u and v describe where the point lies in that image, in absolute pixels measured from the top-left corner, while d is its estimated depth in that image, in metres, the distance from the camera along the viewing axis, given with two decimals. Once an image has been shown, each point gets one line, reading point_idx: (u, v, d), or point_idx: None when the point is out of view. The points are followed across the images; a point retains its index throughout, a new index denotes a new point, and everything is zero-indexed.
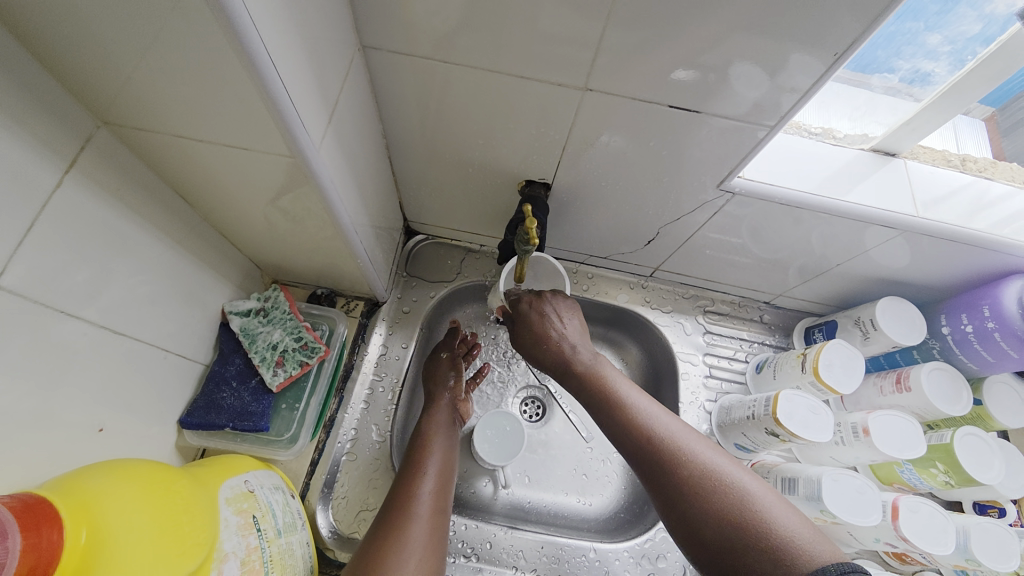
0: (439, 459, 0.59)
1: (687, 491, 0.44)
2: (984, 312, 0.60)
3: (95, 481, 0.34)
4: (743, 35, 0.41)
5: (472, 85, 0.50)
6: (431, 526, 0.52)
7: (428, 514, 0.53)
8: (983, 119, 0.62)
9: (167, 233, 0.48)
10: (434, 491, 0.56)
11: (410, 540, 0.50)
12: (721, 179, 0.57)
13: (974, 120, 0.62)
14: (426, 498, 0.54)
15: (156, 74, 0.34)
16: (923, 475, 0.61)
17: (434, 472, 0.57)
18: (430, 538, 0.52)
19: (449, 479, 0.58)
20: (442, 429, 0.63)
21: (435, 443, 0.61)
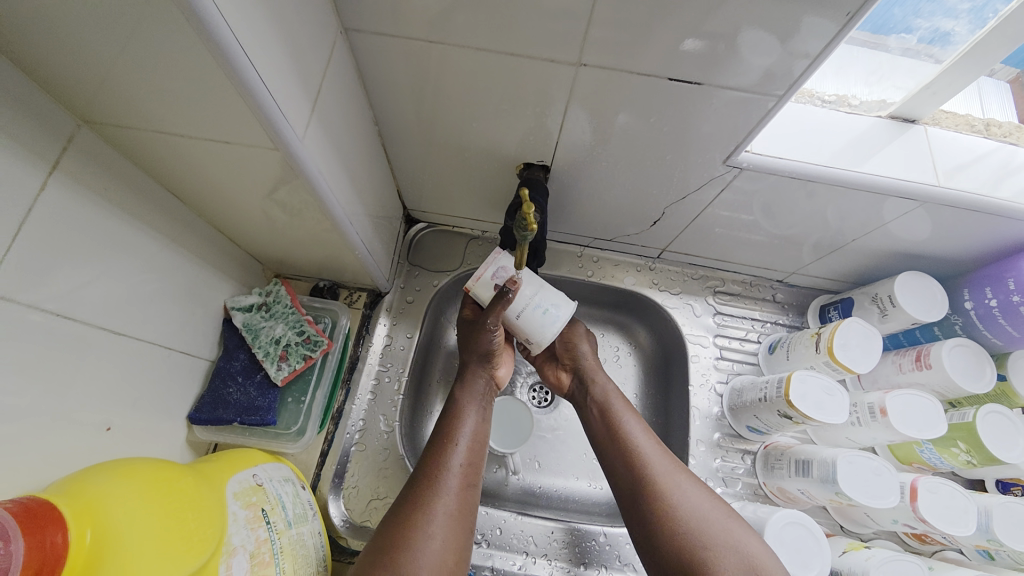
0: (472, 431, 0.57)
1: (656, 517, 0.51)
2: (1009, 285, 0.57)
3: (97, 481, 0.34)
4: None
5: (461, 65, 0.48)
6: (461, 497, 0.52)
7: (459, 486, 0.52)
8: (1009, 80, 0.58)
9: (162, 231, 0.48)
10: (466, 462, 0.54)
11: (436, 512, 0.49)
12: (728, 154, 0.54)
13: (999, 82, 0.58)
14: (457, 468, 0.53)
15: (132, 70, 0.33)
16: (943, 455, 0.60)
17: (467, 444, 0.56)
18: (461, 509, 0.51)
19: (481, 452, 0.57)
20: (475, 398, 0.61)
21: (468, 415, 0.59)
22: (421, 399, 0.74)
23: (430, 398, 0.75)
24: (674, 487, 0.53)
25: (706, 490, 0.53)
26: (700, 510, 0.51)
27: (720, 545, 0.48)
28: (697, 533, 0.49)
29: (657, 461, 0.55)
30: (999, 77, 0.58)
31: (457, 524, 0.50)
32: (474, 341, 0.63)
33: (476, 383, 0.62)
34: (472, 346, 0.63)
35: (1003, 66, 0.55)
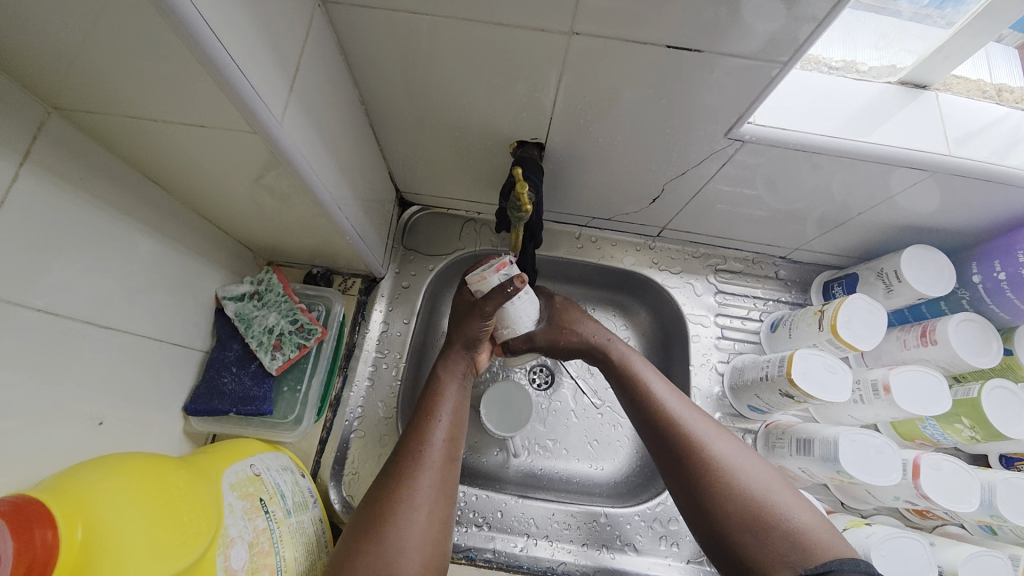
0: (451, 406, 0.55)
1: (710, 485, 0.46)
2: (1019, 258, 0.56)
3: (86, 478, 0.34)
4: None
5: (448, 38, 0.46)
6: (442, 475, 0.50)
7: (440, 464, 0.50)
8: (1017, 46, 0.55)
9: (146, 221, 0.46)
10: (446, 439, 0.52)
11: (419, 486, 0.48)
12: (730, 127, 0.52)
13: (1007, 48, 0.55)
14: (437, 446, 0.51)
15: (94, 51, 0.31)
16: (946, 431, 0.59)
17: (447, 420, 0.53)
18: (442, 484, 0.49)
19: (460, 427, 0.54)
20: (457, 375, 0.58)
21: (447, 392, 0.56)
22: (421, 368, 0.74)
23: (428, 364, 0.75)
24: (716, 448, 0.48)
25: (737, 444, 0.49)
26: (750, 473, 0.46)
27: (773, 505, 0.44)
28: (750, 494, 0.45)
29: (701, 426, 0.50)
30: (1005, 43, 0.55)
31: (440, 500, 0.48)
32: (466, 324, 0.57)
33: (457, 362, 0.58)
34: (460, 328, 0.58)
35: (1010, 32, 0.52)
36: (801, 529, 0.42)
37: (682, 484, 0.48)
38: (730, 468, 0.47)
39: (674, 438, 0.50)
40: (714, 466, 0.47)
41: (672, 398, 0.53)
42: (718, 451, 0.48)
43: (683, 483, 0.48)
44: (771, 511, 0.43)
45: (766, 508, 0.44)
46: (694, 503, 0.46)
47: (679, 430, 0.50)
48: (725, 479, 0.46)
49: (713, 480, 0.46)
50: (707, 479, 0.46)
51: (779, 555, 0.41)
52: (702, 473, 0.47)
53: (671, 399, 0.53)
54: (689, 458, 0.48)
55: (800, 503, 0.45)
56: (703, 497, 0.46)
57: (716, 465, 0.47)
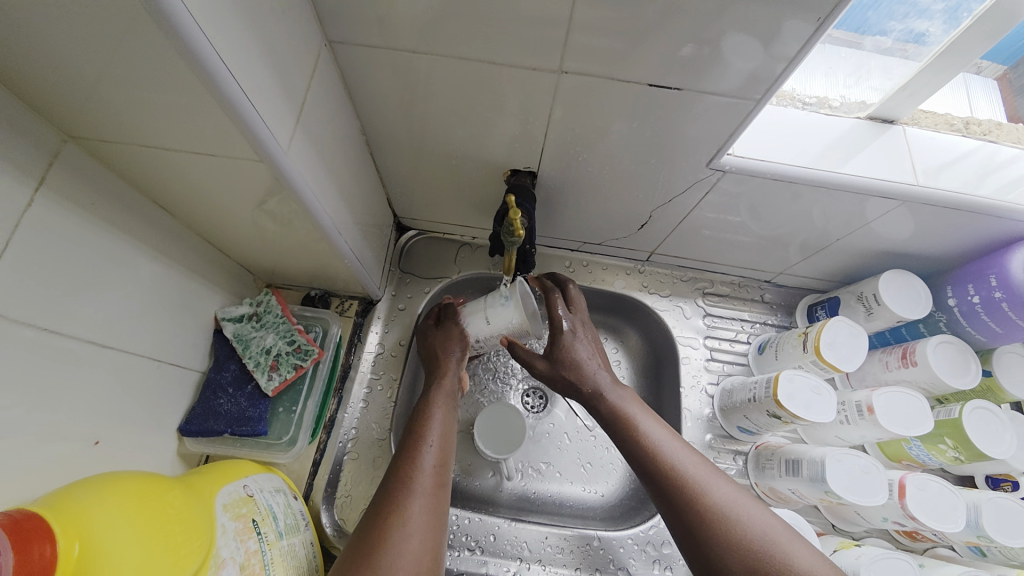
0: (440, 431, 0.55)
1: (710, 531, 0.43)
2: (990, 281, 0.58)
3: (83, 495, 0.34)
4: (730, 5, 0.39)
5: (446, 75, 0.49)
6: (432, 502, 0.48)
7: (430, 490, 0.49)
8: (996, 78, 0.59)
9: (150, 243, 0.48)
10: (435, 464, 0.51)
11: (412, 513, 0.46)
12: (710, 158, 0.55)
13: (986, 81, 0.59)
14: (427, 470, 0.50)
15: (115, 86, 0.33)
16: (931, 452, 0.60)
17: (435, 445, 0.53)
18: (433, 508, 0.48)
19: (450, 454, 0.54)
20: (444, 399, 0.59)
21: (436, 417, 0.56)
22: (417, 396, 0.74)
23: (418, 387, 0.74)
24: (718, 497, 0.45)
25: (734, 482, 0.47)
26: (760, 524, 0.43)
27: (788, 559, 0.41)
28: (762, 546, 0.41)
29: (701, 474, 0.47)
30: (984, 75, 0.59)
31: (432, 525, 0.46)
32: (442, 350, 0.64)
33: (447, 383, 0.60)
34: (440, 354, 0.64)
35: (989, 62, 0.56)
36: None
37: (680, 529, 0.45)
38: (738, 518, 0.43)
39: (671, 489, 0.46)
40: (715, 512, 0.44)
41: (665, 438, 0.51)
42: (719, 500, 0.45)
43: (685, 535, 0.44)
44: (787, 566, 0.40)
45: (781, 564, 0.40)
46: (700, 559, 0.43)
47: (677, 479, 0.46)
48: (733, 533, 0.42)
49: (719, 533, 0.43)
50: (715, 532, 0.43)
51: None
52: (706, 526, 0.43)
53: (665, 438, 0.50)
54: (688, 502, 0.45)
55: (815, 554, 0.42)
56: (710, 552, 0.42)
57: (719, 516, 0.43)
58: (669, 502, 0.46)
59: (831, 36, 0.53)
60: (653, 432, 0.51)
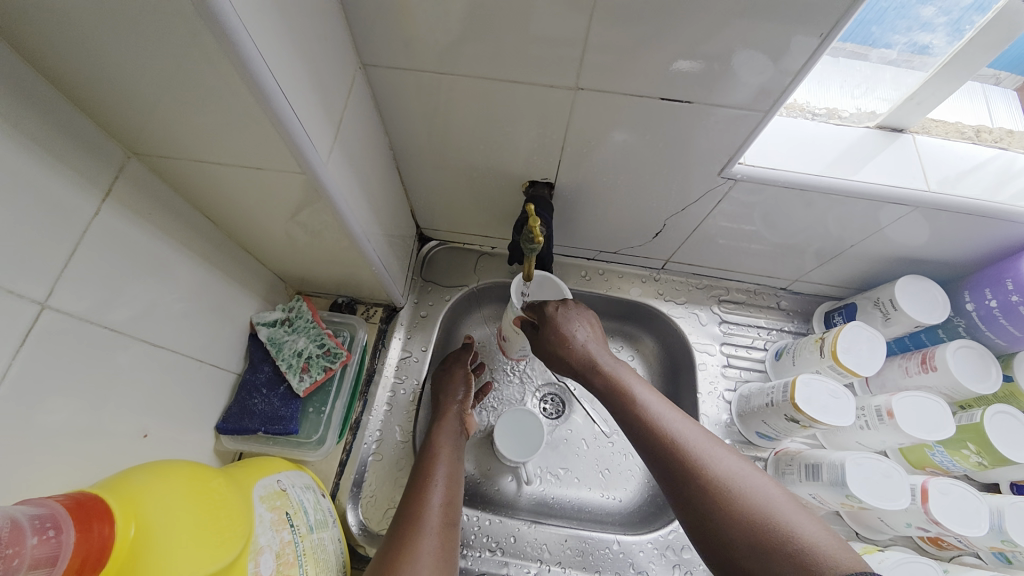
0: (446, 470, 0.60)
1: (707, 503, 0.44)
2: (1007, 286, 0.58)
3: (139, 479, 0.37)
4: (737, 23, 0.42)
5: (469, 94, 0.52)
6: (442, 536, 0.53)
7: (440, 527, 0.54)
8: (1015, 89, 0.59)
9: (196, 251, 0.52)
10: (443, 502, 0.56)
11: (421, 549, 0.51)
12: (721, 167, 0.57)
13: (1005, 91, 0.60)
14: (435, 509, 0.55)
15: (177, 106, 0.37)
16: (955, 458, 0.60)
17: (442, 484, 0.58)
18: (441, 545, 0.52)
19: (457, 491, 0.59)
20: (449, 440, 0.64)
21: (442, 458, 0.61)
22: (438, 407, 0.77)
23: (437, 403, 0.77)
24: (718, 466, 0.46)
25: (736, 454, 0.48)
26: (756, 488, 0.44)
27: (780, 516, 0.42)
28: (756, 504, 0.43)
29: (703, 445, 0.48)
30: (1004, 86, 0.59)
31: (441, 559, 0.51)
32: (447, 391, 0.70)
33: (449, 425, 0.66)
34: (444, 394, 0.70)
35: (1008, 75, 0.57)
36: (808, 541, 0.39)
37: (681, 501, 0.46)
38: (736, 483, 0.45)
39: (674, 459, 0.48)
40: (714, 485, 0.45)
41: (668, 413, 0.52)
42: (720, 469, 0.46)
43: (685, 502, 0.46)
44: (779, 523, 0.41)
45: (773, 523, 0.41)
46: (698, 524, 0.44)
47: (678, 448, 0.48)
48: (728, 497, 0.44)
49: (716, 499, 0.44)
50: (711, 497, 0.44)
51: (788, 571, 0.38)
52: (703, 492, 0.45)
53: (668, 414, 0.52)
54: (688, 475, 0.46)
55: (811, 517, 0.42)
56: (705, 515, 0.44)
57: (715, 481, 0.45)
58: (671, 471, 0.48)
59: (838, 48, 0.55)
60: (656, 408, 0.52)
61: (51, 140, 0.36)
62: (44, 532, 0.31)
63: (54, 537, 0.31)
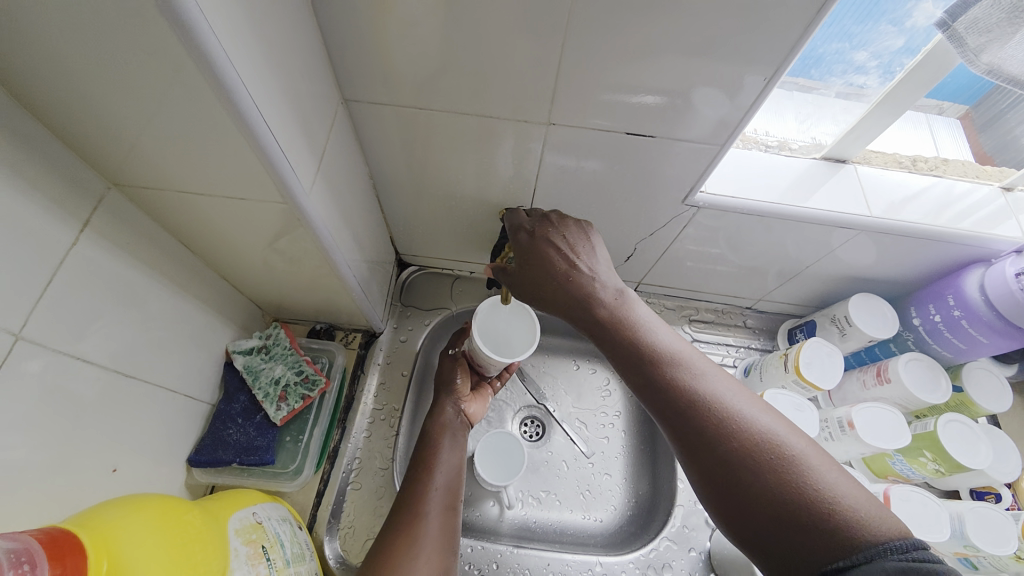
0: (449, 456, 0.61)
1: (722, 440, 0.40)
2: (949, 301, 0.63)
3: (112, 514, 0.36)
4: (697, 64, 0.46)
5: (447, 126, 0.55)
6: (443, 519, 0.55)
7: (439, 510, 0.56)
8: (959, 118, 0.66)
9: (172, 280, 0.51)
10: (444, 487, 0.58)
11: (421, 537, 0.53)
12: (685, 195, 0.61)
13: (950, 119, 0.67)
14: (437, 493, 0.57)
15: (163, 139, 0.38)
16: (914, 465, 0.64)
17: (444, 470, 0.60)
18: (442, 532, 0.54)
19: (458, 479, 0.60)
20: (450, 427, 0.65)
21: (444, 443, 0.63)
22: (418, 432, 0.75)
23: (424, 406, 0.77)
24: (743, 422, 0.40)
25: (758, 401, 0.43)
26: (787, 445, 0.38)
27: (804, 465, 0.37)
28: (781, 454, 0.38)
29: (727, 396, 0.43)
30: (949, 114, 0.66)
31: (443, 541, 0.53)
32: (442, 375, 0.70)
33: (446, 411, 0.66)
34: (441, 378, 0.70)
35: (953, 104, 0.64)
36: (841, 501, 0.35)
37: (688, 438, 0.41)
38: (749, 425, 0.40)
39: (698, 417, 0.42)
40: (728, 422, 0.41)
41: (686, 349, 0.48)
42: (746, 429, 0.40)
43: (693, 439, 0.41)
44: (802, 474, 0.36)
45: (801, 485, 0.36)
46: (709, 463, 0.40)
47: (702, 406, 0.42)
48: (757, 465, 0.38)
49: (747, 464, 0.38)
50: (742, 461, 0.38)
51: (815, 521, 0.34)
52: (712, 428, 0.41)
53: (693, 359, 0.47)
54: (693, 407, 0.42)
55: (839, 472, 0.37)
56: (721, 457, 0.39)
57: (738, 443, 0.39)
58: (693, 436, 0.41)
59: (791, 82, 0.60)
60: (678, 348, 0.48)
61: (34, 173, 0.36)
62: (19, 567, 0.30)
63: (28, 573, 0.30)
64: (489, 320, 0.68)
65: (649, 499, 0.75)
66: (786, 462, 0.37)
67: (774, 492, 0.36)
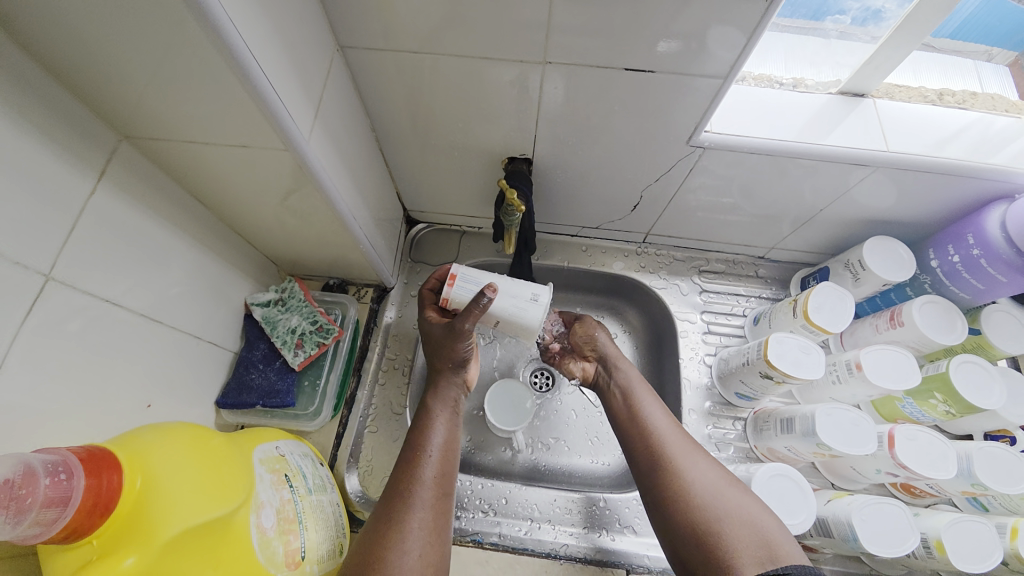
0: (442, 437, 0.57)
1: (684, 502, 0.51)
2: (969, 240, 0.61)
3: (145, 436, 0.40)
4: (708, 2, 0.44)
5: (443, 72, 0.54)
6: (434, 507, 0.52)
7: (432, 498, 0.52)
8: (1008, 65, 0.62)
9: (189, 232, 0.54)
10: (434, 475, 0.54)
11: (410, 528, 0.49)
12: (690, 135, 0.59)
13: (998, 67, 0.63)
14: (428, 481, 0.53)
15: (163, 87, 0.39)
16: (923, 408, 0.63)
17: (437, 453, 0.55)
18: (433, 523, 0.51)
19: (450, 463, 0.56)
20: (443, 405, 0.60)
21: (437, 424, 0.58)
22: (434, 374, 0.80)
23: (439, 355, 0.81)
24: (703, 483, 0.52)
25: (714, 466, 0.54)
26: (735, 500, 0.50)
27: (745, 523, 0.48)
28: (727, 513, 0.49)
29: (693, 464, 0.54)
30: (997, 62, 0.63)
31: (433, 533, 0.50)
32: (440, 342, 0.61)
33: (445, 387, 0.61)
34: (439, 346, 0.61)
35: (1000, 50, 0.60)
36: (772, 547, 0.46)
37: (657, 496, 0.53)
38: (705, 488, 0.51)
39: (665, 480, 0.53)
40: (691, 488, 0.51)
41: (666, 423, 0.58)
42: (701, 483, 0.52)
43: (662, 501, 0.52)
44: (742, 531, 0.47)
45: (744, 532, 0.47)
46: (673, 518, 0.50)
47: (675, 472, 0.53)
48: (703, 506, 0.50)
49: (705, 514, 0.49)
50: (699, 515, 0.49)
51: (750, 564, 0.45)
52: (678, 492, 0.52)
53: (669, 429, 0.57)
54: (662, 474, 0.53)
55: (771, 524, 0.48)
56: (682, 514, 0.50)
57: (700, 501, 0.50)
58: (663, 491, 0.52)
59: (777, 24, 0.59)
60: (658, 419, 0.58)
61: (48, 125, 0.38)
62: (57, 475, 0.33)
63: (65, 481, 0.33)
64: (506, 286, 0.60)
65: None
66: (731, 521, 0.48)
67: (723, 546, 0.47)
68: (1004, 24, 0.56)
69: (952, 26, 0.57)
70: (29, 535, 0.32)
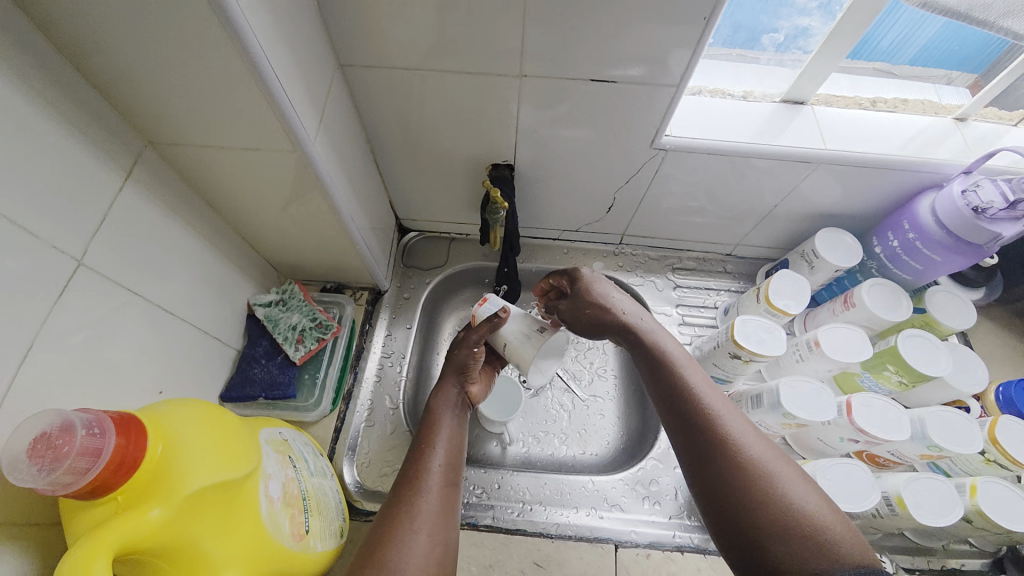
0: (448, 435, 0.59)
1: (733, 473, 0.44)
2: (905, 227, 0.68)
3: (164, 406, 0.43)
4: (663, 27, 0.51)
5: (432, 86, 0.61)
6: (443, 494, 0.53)
7: (440, 486, 0.53)
8: (969, 87, 0.70)
9: (200, 233, 0.59)
10: (444, 464, 0.56)
11: (421, 510, 0.50)
12: (652, 138, 0.65)
13: (960, 90, 0.71)
14: (438, 470, 0.55)
15: (187, 94, 0.45)
16: (879, 380, 0.69)
17: (444, 447, 0.57)
18: (442, 507, 0.52)
19: (459, 456, 0.58)
20: (449, 407, 0.62)
21: (444, 423, 0.60)
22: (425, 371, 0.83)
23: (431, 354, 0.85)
24: (751, 451, 0.45)
25: (761, 436, 0.47)
26: (787, 478, 0.43)
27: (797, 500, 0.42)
28: (773, 484, 0.43)
29: (739, 431, 0.47)
30: (958, 84, 0.71)
31: (442, 517, 0.50)
32: (455, 352, 0.66)
33: (449, 392, 0.63)
34: (452, 359, 0.66)
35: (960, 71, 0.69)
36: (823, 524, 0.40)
37: (694, 459, 0.47)
38: (752, 459, 0.45)
39: (707, 443, 0.47)
40: (740, 458, 0.45)
41: (707, 386, 0.51)
42: (754, 454, 0.45)
43: (700, 465, 0.46)
44: (789, 502, 0.42)
45: (793, 507, 0.41)
46: (711, 490, 0.45)
47: (717, 437, 0.47)
48: (750, 474, 0.44)
49: (753, 485, 0.43)
50: (747, 486, 0.43)
51: (798, 535, 0.40)
52: (722, 457, 0.45)
53: (709, 390, 0.51)
54: (704, 438, 0.47)
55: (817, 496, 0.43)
56: (727, 485, 0.44)
57: (750, 468, 0.44)
58: (699, 453, 0.47)
59: (728, 44, 0.67)
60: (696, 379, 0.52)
61: (83, 128, 0.43)
62: (91, 430, 0.37)
63: (98, 435, 0.37)
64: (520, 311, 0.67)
65: (639, 432, 0.82)
66: (782, 497, 0.42)
67: (775, 523, 0.41)
68: (944, 44, 0.65)
69: (912, 52, 0.67)
70: (62, 482, 0.35)
